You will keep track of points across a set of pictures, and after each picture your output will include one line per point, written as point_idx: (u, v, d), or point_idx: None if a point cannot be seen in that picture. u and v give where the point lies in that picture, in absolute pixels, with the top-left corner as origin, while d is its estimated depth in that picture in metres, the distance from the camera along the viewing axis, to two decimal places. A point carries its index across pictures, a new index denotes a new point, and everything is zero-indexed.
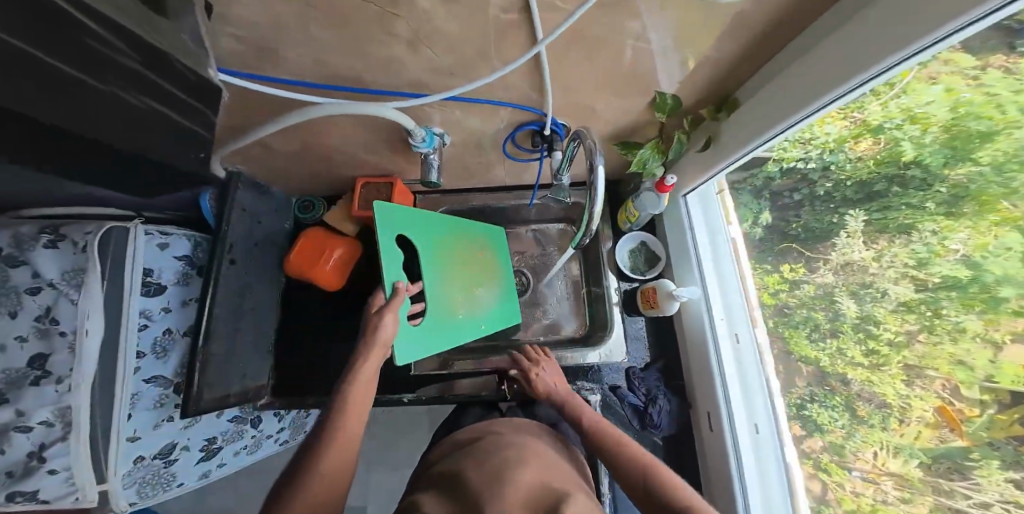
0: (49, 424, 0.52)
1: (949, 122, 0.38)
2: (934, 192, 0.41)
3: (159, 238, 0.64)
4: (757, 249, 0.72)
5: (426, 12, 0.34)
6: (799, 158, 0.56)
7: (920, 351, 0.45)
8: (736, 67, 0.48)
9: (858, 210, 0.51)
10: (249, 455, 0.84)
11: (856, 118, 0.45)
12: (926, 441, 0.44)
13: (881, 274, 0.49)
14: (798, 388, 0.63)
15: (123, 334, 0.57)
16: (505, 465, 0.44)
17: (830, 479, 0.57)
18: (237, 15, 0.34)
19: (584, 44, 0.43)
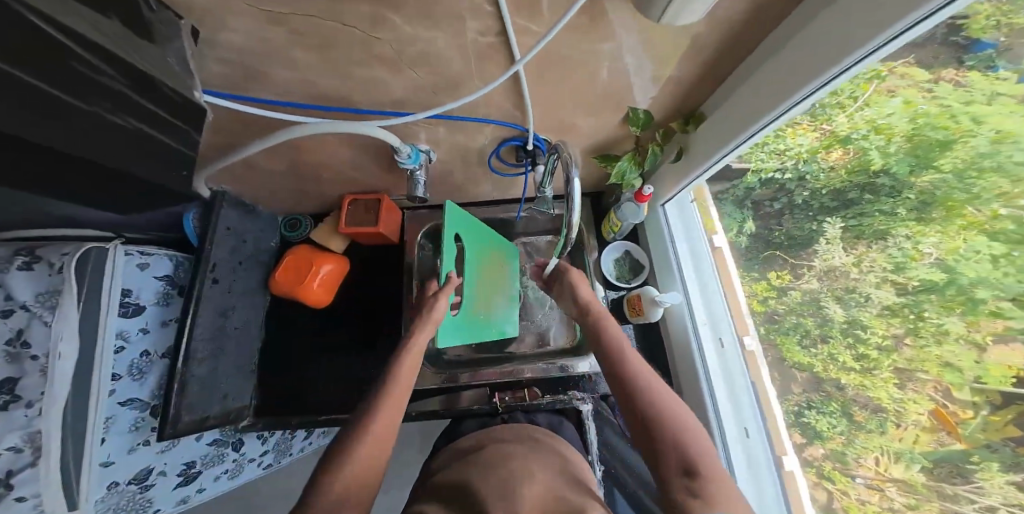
0: (15, 452, 0.46)
1: (911, 132, 0.41)
2: (904, 199, 0.44)
3: (139, 258, 0.63)
4: (744, 257, 0.73)
5: (408, 36, 0.36)
6: (777, 169, 0.60)
7: (908, 355, 0.45)
8: (696, 88, 0.53)
9: (835, 218, 0.53)
10: (230, 479, 0.82)
11: (826, 129, 0.49)
12: (925, 445, 0.44)
13: (863, 279, 0.50)
14: (795, 394, 0.62)
15: (98, 357, 0.55)
16: (514, 476, 0.44)
17: (834, 487, 0.55)
18: (225, 40, 0.35)
19: (560, 64, 0.46)
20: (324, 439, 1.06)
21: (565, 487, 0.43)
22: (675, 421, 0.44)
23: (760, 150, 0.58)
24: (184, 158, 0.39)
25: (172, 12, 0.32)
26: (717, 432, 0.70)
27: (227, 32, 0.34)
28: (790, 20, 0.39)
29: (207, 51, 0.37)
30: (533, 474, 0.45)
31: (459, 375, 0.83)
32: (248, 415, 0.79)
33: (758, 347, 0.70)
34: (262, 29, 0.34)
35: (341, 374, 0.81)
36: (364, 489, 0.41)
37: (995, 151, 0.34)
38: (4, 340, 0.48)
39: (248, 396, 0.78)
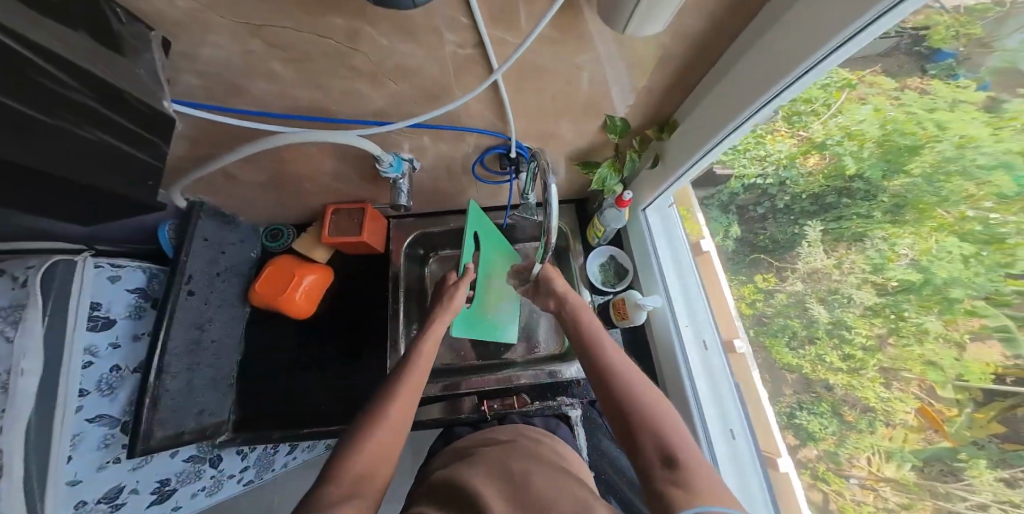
0: None
1: (882, 138, 0.43)
2: (879, 202, 0.46)
3: (110, 270, 0.61)
4: (730, 261, 0.74)
5: (386, 49, 0.37)
6: (758, 175, 0.62)
7: (892, 354, 0.47)
8: (667, 96, 0.55)
9: (815, 221, 0.55)
10: (208, 497, 0.79)
11: (803, 135, 0.51)
12: (914, 443, 0.45)
13: (844, 280, 0.52)
14: (787, 396, 0.63)
15: (64, 374, 0.52)
16: (518, 475, 0.43)
17: (829, 489, 0.55)
18: (199, 52, 0.35)
19: (538, 75, 0.47)
20: (309, 452, 1.03)
21: (569, 484, 0.43)
22: (658, 418, 0.45)
23: (741, 156, 0.61)
24: (151, 168, 0.38)
25: (142, 25, 0.31)
26: (701, 431, 0.71)
27: (205, 45, 0.34)
28: (745, 35, 0.41)
29: (183, 64, 0.37)
30: (534, 472, 0.45)
31: (459, 383, 0.81)
32: (227, 429, 0.76)
33: (748, 350, 0.70)
34: (238, 42, 0.34)
35: (325, 386, 0.79)
36: (379, 474, 0.42)
37: (959, 155, 0.37)
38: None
39: (226, 410, 0.76)
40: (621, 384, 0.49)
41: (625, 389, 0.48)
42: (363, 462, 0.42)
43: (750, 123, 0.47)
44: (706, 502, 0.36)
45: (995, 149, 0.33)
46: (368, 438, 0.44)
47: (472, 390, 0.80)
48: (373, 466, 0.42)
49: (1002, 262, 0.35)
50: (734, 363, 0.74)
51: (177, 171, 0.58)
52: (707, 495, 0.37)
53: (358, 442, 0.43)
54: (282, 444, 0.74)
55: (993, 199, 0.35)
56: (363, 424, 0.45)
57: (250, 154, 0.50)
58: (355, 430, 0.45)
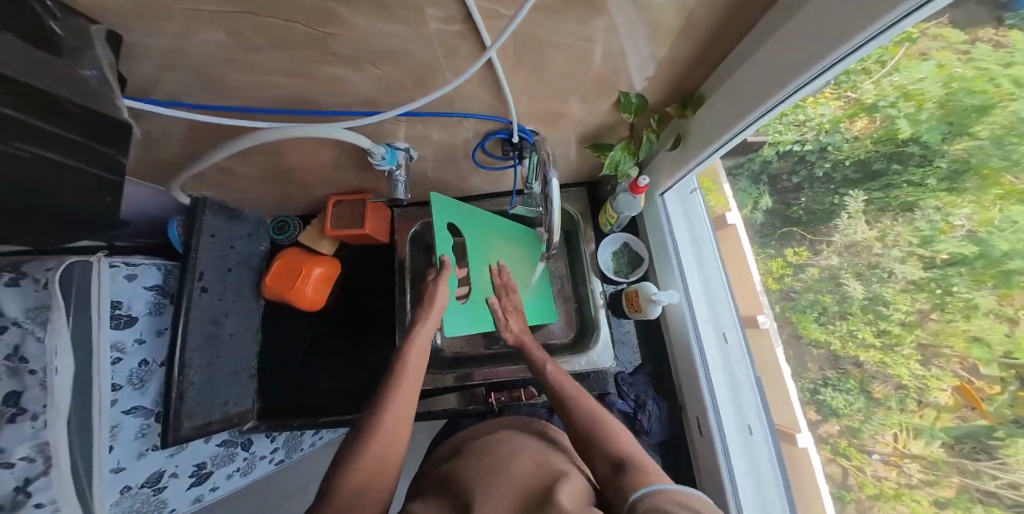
0: (28, 461, 0.47)
1: (944, 98, 0.36)
2: (934, 168, 0.39)
3: (126, 269, 0.62)
4: (759, 234, 0.68)
5: (363, 30, 0.33)
6: (795, 142, 0.54)
7: (932, 329, 0.41)
8: (692, 67, 0.49)
9: (858, 191, 0.49)
10: (242, 477, 0.86)
11: (850, 97, 0.43)
12: (946, 421, 0.41)
13: (886, 254, 0.47)
14: (812, 372, 0.58)
15: (96, 370, 0.56)
16: (494, 464, 0.45)
17: (849, 464, 0.52)
18: (164, 45, 0.33)
19: (538, 51, 0.42)
20: (333, 434, 1.08)
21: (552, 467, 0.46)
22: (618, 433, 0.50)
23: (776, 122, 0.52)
24: (105, 182, 0.37)
25: (81, 17, 0.29)
26: (716, 428, 0.69)
27: (166, 35, 0.32)
28: (783, 2, 0.35)
29: (153, 58, 0.34)
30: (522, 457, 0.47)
31: (470, 374, 0.80)
32: (251, 416, 0.80)
33: (772, 325, 0.66)
34: (199, 30, 0.31)
35: (338, 376, 0.81)
36: (387, 471, 0.44)
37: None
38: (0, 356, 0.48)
39: (250, 399, 0.79)
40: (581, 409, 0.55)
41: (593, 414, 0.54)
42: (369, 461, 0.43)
43: (784, 106, 0.41)
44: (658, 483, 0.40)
45: None
46: (384, 417, 0.47)
47: (481, 382, 0.79)
48: (382, 456, 0.44)
49: None
50: (760, 341, 0.69)
51: (172, 166, 0.58)
52: (656, 477, 0.41)
53: (361, 446, 0.44)
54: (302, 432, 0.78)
55: None
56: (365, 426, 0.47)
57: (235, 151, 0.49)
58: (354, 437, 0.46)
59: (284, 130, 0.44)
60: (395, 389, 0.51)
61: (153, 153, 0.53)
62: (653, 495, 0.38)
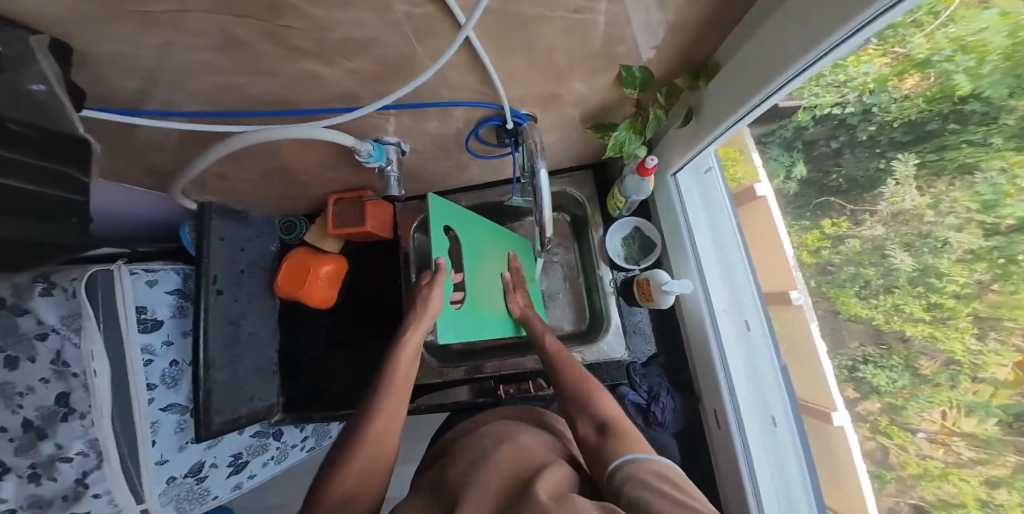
0: (83, 456, 0.52)
1: (1010, 50, 0.31)
2: (998, 126, 0.35)
3: (145, 275, 0.65)
4: (793, 205, 0.61)
5: (323, 20, 0.32)
6: (835, 104, 0.47)
7: (994, 301, 0.37)
8: (701, 33, 0.44)
9: (909, 153, 0.43)
10: (277, 464, 0.90)
11: (898, 53, 0.36)
12: (1004, 399, 0.37)
13: (939, 222, 0.41)
14: (850, 349, 0.53)
15: (130, 370, 0.60)
16: (482, 452, 0.47)
17: (889, 443, 0.48)
18: (126, 53, 0.33)
19: (516, 31, 0.39)
20: None
21: (537, 447, 0.48)
22: (598, 400, 0.53)
23: (812, 85, 0.45)
24: (68, 203, 0.32)
25: (20, 29, 0.27)
26: (734, 419, 0.65)
27: (125, 43, 0.31)
28: None
29: (129, 68, 0.35)
30: (508, 438, 0.49)
31: (478, 367, 0.80)
32: (278, 410, 0.84)
33: (807, 302, 0.61)
34: (159, 35, 0.31)
35: (355, 369, 0.84)
36: (380, 468, 0.46)
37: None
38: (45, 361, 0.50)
39: (274, 394, 0.83)
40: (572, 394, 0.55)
41: (575, 390, 0.55)
42: (365, 462, 0.45)
43: (816, 69, 0.36)
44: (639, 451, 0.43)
45: None
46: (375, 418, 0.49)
47: (489, 375, 0.79)
48: (374, 455, 0.46)
49: None
50: (791, 317, 0.64)
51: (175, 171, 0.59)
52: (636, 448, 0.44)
53: (352, 448, 0.46)
54: (324, 424, 0.82)
55: None
56: (355, 430, 0.48)
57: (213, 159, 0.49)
58: (344, 444, 0.47)
59: (261, 133, 0.44)
60: (389, 381, 0.53)
61: (151, 157, 0.54)
62: (636, 464, 0.41)
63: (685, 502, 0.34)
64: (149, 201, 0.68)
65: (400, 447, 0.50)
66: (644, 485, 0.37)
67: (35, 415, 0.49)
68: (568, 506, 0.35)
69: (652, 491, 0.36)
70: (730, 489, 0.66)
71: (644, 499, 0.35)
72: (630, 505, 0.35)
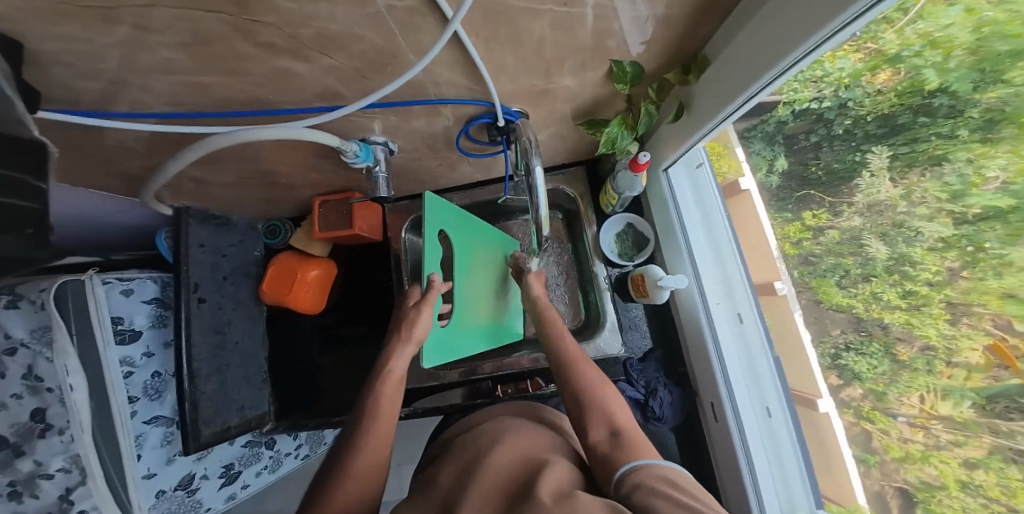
0: (65, 472, 0.51)
1: (975, 44, 0.31)
2: (964, 119, 0.35)
3: (120, 285, 0.61)
4: (774, 198, 0.62)
5: (295, 14, 0.30)
6: (812, 99, 0.48)
7: (963, 288, 0.38)
8: (689, 27, 0.44)
9: (883, 146, 0.44)
10: (271, 473, 0.87)
11: (871, 49, 0.37)
12: (978, 381, 0.38)
13: (911, 212, 0.42)
14: (833, 336, 0.55)
15: (110, 386, 0.57)
16: (479, 452, 0.47)
17: (873, 427, 0.49)
18: (84, 52, 0.31)
19: (500, 25, 0.38)
20: None
21: (534, 446, 0.48)
22: (606, 402, 0.51)
23: (791, 80, 0.45)
24: (22, 213, 0.26)
25: None
26: (730, 404, 0.66)
27: (80, 41, 0.29)
28: None
29: (89, 68, 0.33)
30: (503, 437, 0.49)
31: (475, 368, 0.79)
32: (270, 419, 0.81)
33: (791, 292, 0.62)
34: (117, 32, 0.29)
35: (349, 374, 0.82)
36: (370, 478, 0.47)
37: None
38: (17, 376, 0.49)
39: (265, 403, 0.80)
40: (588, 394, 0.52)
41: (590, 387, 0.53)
42: (360, 484, 0.46)
43: (801, 65, 0.36)
44: (640, 457, 0.43)
45: None
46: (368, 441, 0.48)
47: (485, 376, 0.78)
48: (371, 461, 0.47)
49: None
50: (778, 308, 0.65)
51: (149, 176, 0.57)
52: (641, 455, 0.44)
53: (351, 451, 0.47)
54: (319, 430, 0.78)
55: None
56: (353, 435, 0.49)
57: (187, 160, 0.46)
58: (342, 449, 0.48)
59: (235, 134, 0.42)
60: (379, 392, 0.52)
61: (119, 162, 0.52)
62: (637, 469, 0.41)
63: (689, 505, 0.35)
64: (120, 209, 0.65)
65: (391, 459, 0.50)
66: (652, 491, 0.38)
67: (10, 431, 0.49)
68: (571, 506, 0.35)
69: (660, 497, 0.36)
70: (729, 477, 0.66)
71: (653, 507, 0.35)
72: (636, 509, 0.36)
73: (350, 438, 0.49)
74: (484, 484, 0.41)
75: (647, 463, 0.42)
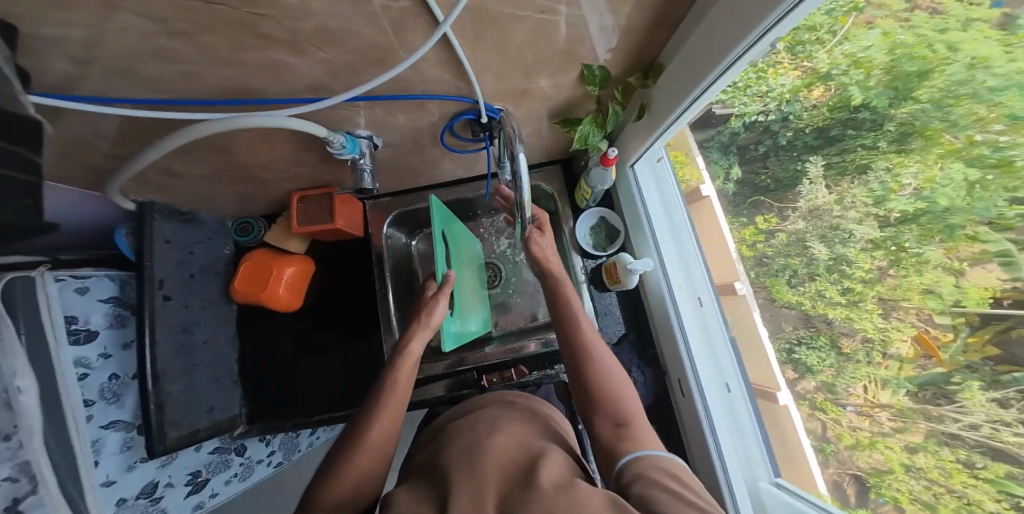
0: (12, 482, 0.43)
1: (889, 65, 0.40)
2: (885, 131, 0.43)
3: (75, 282, 0.57)
4: (731, 204, 0.71)
5: (296, 10, 0.32)
6: (760, 112, 0.57)
7: (892, 284, 0.46)
8: (651, 37, 0.50)
9: (818, 156, 0.52)
10: (242, 481, 0.83)
11: (807, 66, 0.47)
12: (909, 371, 0.45)
13: (845, 215, 0.51)
14: (787, 333, 0.63)
15: (62, 388, 0.52)
16: (477, 437, 0.49)
17: (827, 417, 0.57)
18: (68, 37, 0.31)
19: (490, 28, 0.41)
20: (331, 432, 1.03)
21: (527, 432, 0.51)
22: (615, 394, 0.54)
23: (741, 94, 0.56)
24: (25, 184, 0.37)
25: None
26: (698, 379, 0.72)
27: (67, 26, 0.29)
28: None
29: (72, 52, 0.32)
30: (500, 425, 0.52)
31: (461, 360, 0.82)
32: (241, 422, 0.79)
33: (749, 291, 0.70)
34: (115, 19, 0.30)
35: (330, 372, 0.81)
36: (379, 456, 0.48)
37: (968, 78, 0.34)
38: None
39: (235, 405, 0.77)
40: (596, 384, 0.55)
41: (599, 377, 0.56)
42: (365, 462, 0.47)
43: (740, 66, 0.43)
44: (645, 449, 0.47)
45: (1006, 69, 0.31)
46: (374, 424, 0.49)
47: (471, 368, 0.81)
48: (385, 434, 0.50)
49: (1009, 186, 0.34)
50: (734, 304, 0.74)
51: (117, 167, 0.55)
52: (646, 447, 0.48)
53: (365, 426, 0.49)
54: (297, 432, 0.77)
55: (1004, 121, 0.33)
56: (362, 419, 0.50)
57: (168, 150, 0.47)
58: (351, 431, 0.50)
59: (223, 122, 0.42)
60: (394, 376, 0.55)
61: (82, 154, 0.50)
62: (635, 461, 0.46)
63: (692, 500, 0.38)
64: (81, 205, 0.62)
65: (397, 446, 0.51)
66: (653, 483, 0.41)
67: None
68: (571, 493, 0.38)
69: (663, 489, 0.40)
70: (698, 455, 0.71)
71: (657, 498, 0.38)
72: (641, 497, 0.39)
73: (357, 422, 0.50)
74: (487, 463, 0.44)
75: (647, 456, 0.46)
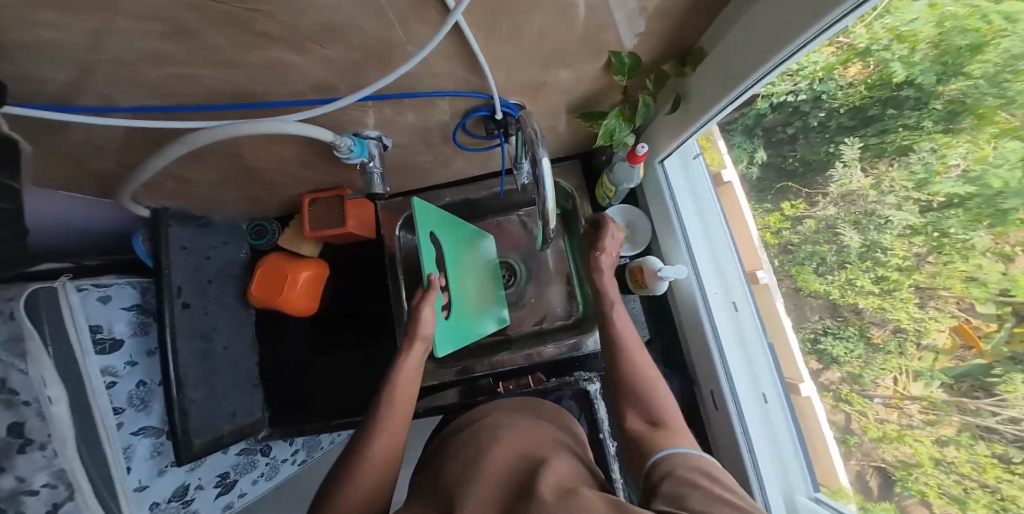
0: (51, 488, 0.43)
1: (935, 36, 0.33)
2: (929, 111, 0.37)
3: (96, 291, 0.58)
4: (754, 190, 0.65)
5: (299, 6, 0.29)
6: (789, 92, 0.49)
7: (930, 272, 0.40)
8: (686, 24, 0.44)
9: (854, 137, 0.46)
10: (269, 480, 0.86)
11: (843, 44, 0.38)
12: (944, 362, 0.40)
13: (881, 201, 0.44)
14: (812, 322, 0.57)
15: (90, 397, 0.52)
16: (479, 449, 0.46)
17: (852, 409, 0.52)
18: (56, 44, 0.28)
19: (508, 16, 0.36)
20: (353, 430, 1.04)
21: (535, 439, 0.48)
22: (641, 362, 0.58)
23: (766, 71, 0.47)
24: None
25: None
26: (728, 385, 0.68)
27: (51, 33, 0.27)
28: None
29: (63, 59, 0.30)
30: (503, 434, 0.49)
31: (471, 367, 0.78)
32: (264, 426, 0.79)
33: (772, 280, 0.65)
34: (101, 23, 0.27)
35: (346, 375, 0.80)
36: (385, 472, 0.47)
37: None
38: None
39: (258, 409, 0.78)
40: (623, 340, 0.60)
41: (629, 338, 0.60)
42: (371, 479, 0.46)
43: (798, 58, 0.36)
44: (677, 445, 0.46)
45: None
46: (374, 438, 0.48)
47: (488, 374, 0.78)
48: (387, 449, 0.48)
49: None
50: (760, 297, 0.68)
51: (127, 173, 0.54)
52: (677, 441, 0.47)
53: (364, 441, 0.48)
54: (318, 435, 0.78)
55: None
56: (360, 434, 0.49)
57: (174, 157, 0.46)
58: (350, 447, 0.49)
59: (222, 128, 0.40)
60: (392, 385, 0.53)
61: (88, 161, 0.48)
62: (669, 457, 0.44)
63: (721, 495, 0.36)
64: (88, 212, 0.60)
65: (402, 456, 0.50)
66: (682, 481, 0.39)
67: None
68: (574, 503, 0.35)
69: (692, 485, 0.38)
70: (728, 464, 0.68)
71: (686, 496, 0.37)
72: (672, 495, 0.38)
73: (357, 435, 0.49)
74: (488, 475, 0.42)
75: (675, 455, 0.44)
